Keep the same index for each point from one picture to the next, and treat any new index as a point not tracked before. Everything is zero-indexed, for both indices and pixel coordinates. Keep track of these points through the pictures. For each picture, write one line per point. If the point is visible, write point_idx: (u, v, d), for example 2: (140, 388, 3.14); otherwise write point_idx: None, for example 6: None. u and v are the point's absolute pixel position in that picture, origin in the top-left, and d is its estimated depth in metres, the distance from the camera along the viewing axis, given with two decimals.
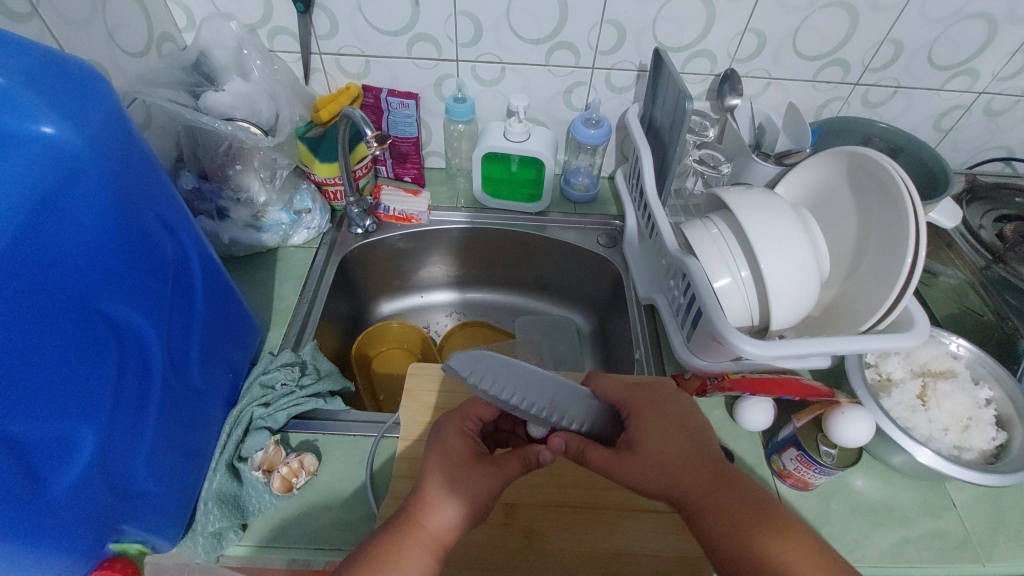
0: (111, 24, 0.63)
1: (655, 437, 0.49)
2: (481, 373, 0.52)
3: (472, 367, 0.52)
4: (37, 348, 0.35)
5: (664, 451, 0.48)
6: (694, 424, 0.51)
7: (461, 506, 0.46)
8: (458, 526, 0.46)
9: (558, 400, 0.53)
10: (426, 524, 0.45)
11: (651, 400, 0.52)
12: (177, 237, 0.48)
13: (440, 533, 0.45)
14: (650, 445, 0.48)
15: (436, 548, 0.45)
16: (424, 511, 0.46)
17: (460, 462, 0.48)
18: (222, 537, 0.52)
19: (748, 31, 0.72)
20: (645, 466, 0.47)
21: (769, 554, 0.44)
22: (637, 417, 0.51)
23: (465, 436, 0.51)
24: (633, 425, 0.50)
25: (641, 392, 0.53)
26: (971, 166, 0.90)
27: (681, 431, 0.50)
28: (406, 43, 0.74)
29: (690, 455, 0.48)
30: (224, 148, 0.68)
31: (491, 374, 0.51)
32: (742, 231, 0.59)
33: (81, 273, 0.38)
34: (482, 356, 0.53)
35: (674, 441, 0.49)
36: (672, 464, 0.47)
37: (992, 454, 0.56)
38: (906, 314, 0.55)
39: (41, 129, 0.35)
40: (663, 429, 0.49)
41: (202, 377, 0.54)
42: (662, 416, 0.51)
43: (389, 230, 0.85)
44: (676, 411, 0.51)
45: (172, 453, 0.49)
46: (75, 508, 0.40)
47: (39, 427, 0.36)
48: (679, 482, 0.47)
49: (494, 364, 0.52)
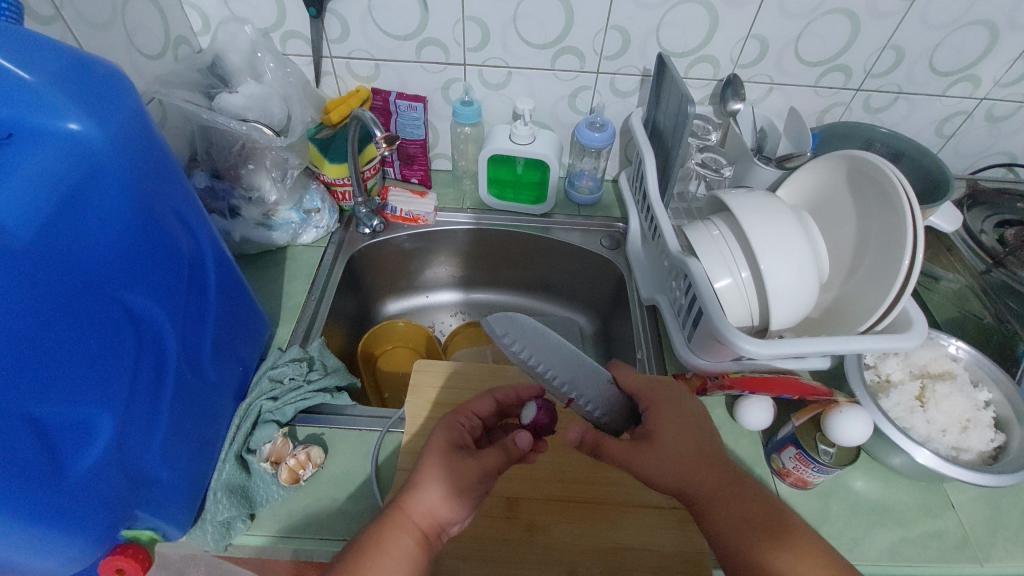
0: (131, 28, 0.65)
1: (673, 430, 0.50)
2: (512, 335, 0.56)
3: (507, 329, 0.56)
4: (60, 335, 0.37)
5: (681, 444, 0.49)
6: (706, 421, 0.52)
7: (438, 490, 0.47)
8: (438, 511, 0.47)
9: (579, 379, 0.55)
10: (406, 508, 0.47)
11: (669, 395, 0.53)
12: (193, 233, 0.50)
13: (420, 516, 0.47)
14: (668, 438, 0.49)
15: (415, 531, 0.46)
16: (407, 495, 0.47)
17: (439, 448, 0.50)
18: (231, 526, 0.53)
19: (750, 37, 0.73)
20: (662, 456, 0.48)
21: (776, 552, 0.44)
22: (656, 410, 0.52)
23: (452, 427, 0.52)
24: (652, 418, 0.51)
25: (660, 386, 0.54)
26: (973, 171, 0.90)
27: (695, 426, 0.51)
28: (415, 47, 0.76)
29: (704, 449, 0.49)
30: (237, 148, 0.70)
31: (522, 340, 0.55)
32: (742, 233, 0.60)
33: (101, 264, 0.40)
34: (516, 321, 0.57)
35: (690, 435, 0.50)
36: (687, 457, 0.48)
37: (991, 455, 0.57)
38: (905, 314, 0.56)
39: (67, 125, 0.37)
40: (680, 423, 0.51)
41: (214, 369, 0.55)
42: (678, 412, 0.52)
43: (396, 230, 0.87)
44: (691, 407, 0.53)
45: (184, 442, 0.51)
46: (92, 491, 0.41)
47: (60, 411, 0.37)
48: (694, 475, 0.48)
49: (524, 329, 0.56)
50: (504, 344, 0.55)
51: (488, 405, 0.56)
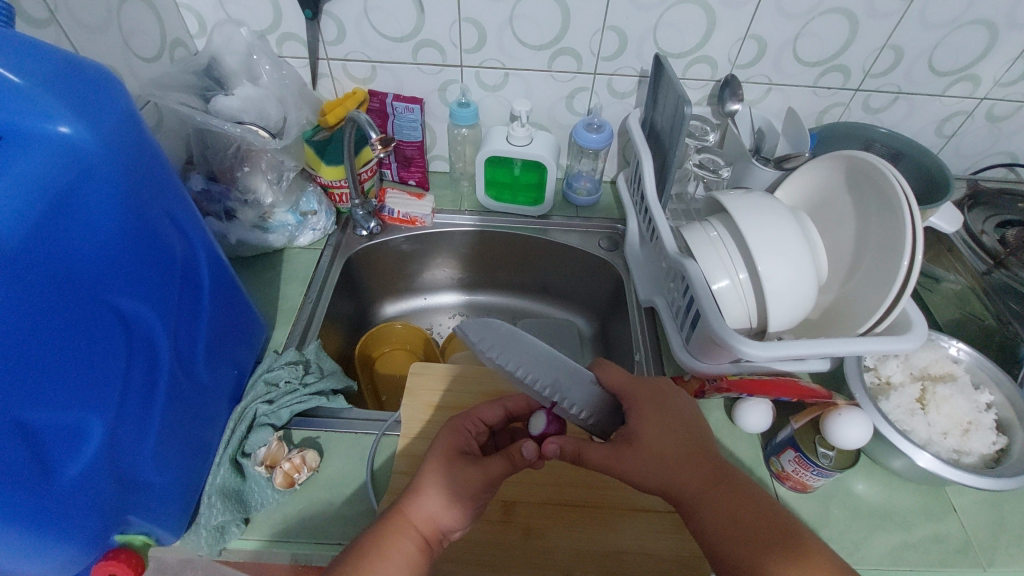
0: (126, 30, 0.65)
1: (655, 430, 0.49)
2: (488, 342, 0.54)
3: (481, 335, 0.54)
4: (49, 338, 0.37)
5: (663, 444, 0.49)
6: (693, 420, 0.51)
7: (441, 496, 0.47)
8: (439, 516, 0.47)
9: (560, 382, 0.54)
10: (408, 512, 0.46)
11: (652, 394, 0.52)
12: (186, 236, 0.50)
13: (421, 521, 0.46)
14: (649, 439, 0.49)
15: (416, 536, 0.46)
16: (408, 501, 0.47)
17: (442, 454, 0.49)
18: (225, 530, 0.53)
19: (748, 37, 0.73)
20: (643, 458, 0.48)
21: (768, 556, 0.44)
22: (638, 409, 0.51)
23: (457, 433, 0.52)
24: (633, 418, 0.50)
25: (642, 385, 0.53)
26: (974, 171, 0.89)
27: (679, 426, 0.50)
28: (411, 49, 0.76)
29: (688, 449, 0.49)
30: (233, 150, 0.70)
31: (499, 346, 0.54)
32: (739, 233, 0.60)
33: (92, 267, 0.40)
34: (491, 326, 0.56)
35: (673, 436, 0.49)
36: (670, 457, 0.48)
37: (992, 459, 0.56)
38: (905, 317, 0.55)
39: (58, 129, 0.36)
40: (662, 423, 0.50)
41: (208, 373, 0.55)
42: (663, 410, 0.51)
43: (394, 232, 0.87)
44: (676, 407, 0.52)
45: (178, 446, 0.50)
46: (84, 496, 0.41)
47: (49, 415, 0.37)
48: (676, 476, 0.48)
49: (499, 335, 0.55)
50: (480, 350, 0.53)
51: (496, 413, 0.56)
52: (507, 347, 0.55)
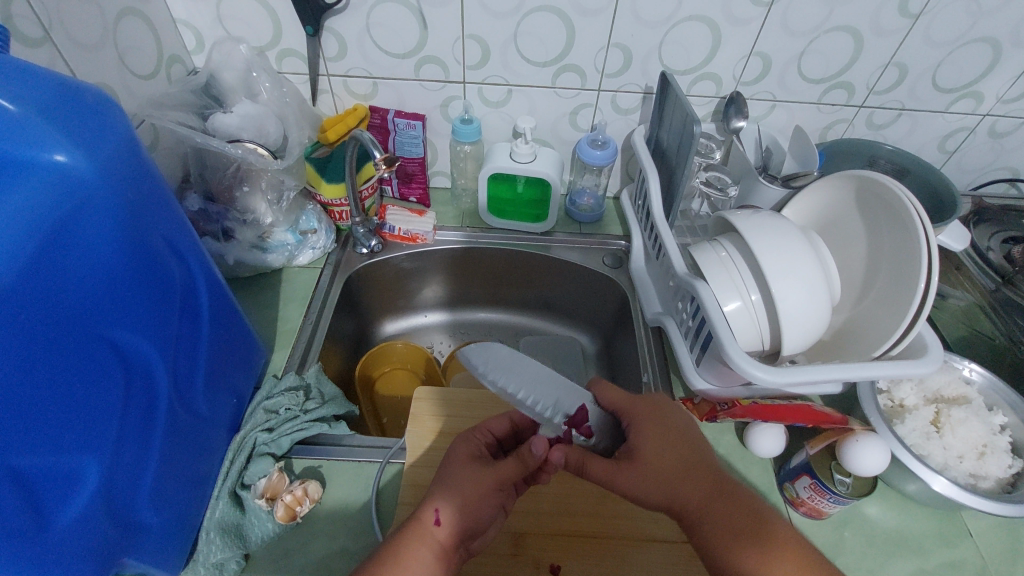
0: (122, 48, 0.63)
1: (654, 446, 0.48)
2: (490, 365, 0.52)
3: (483, 358, 0.52)
4: (41, 376, 0.34)
5: (665, 461, 0.47)
6: (694, 433, 0.50)
7: (457, 500, 0.45)
8: (456, 522, 0.45)
9: (564, 402, 0.52)
10: (424, 519, 0.44)
11: (652, 409, 0.51)
12: (186, 262, 0.48)
13: (438, 527, 0.44)
14: (649, 455, 0.47)
15: (435, 544, 0.43)
16: (425, 508, 0.45)
17: (457, 462, 0.48)
18: (224, 567, 0.51)
19: (753, 54, 0.73)
20: (646, 475, 0.47)
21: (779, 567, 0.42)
22: (638, 425, 0.50)
23: (473, 443, 0.51)
24: (636, 434, 0.49)
25: (644, 400, 0.52)
26: (976, 187, 0.90)
27: (681, 438, 0.49)
28: (414, 65, 0.75)
29: (691, 464, 0.48)
30: (232, 169, 0.68)
31: (501, 367, 0.52)
32: (752, 257, 0.59)
33: (88, 299, 0.38)
34: (493, 348, 0.53)
35: (676, 450, 0.48)
36: (671, 473, 0.47)
37: (1008, 483, 0.55)
38: (919, 339, 0.54)
39: (53, 158, 0.35)
40: (662, 439, 0.49)
41: (206, 403, 0.53)
42: (662, 424, 0.50)
43: (395, 249, 0.85)
44: (677, 420, 0.50)
45: (176, 482, 0.48)
46: (78, 542, 0.38)
47: (47, 460, 0.35)
48: (678, 490, 0.46)
49: (501, 357, 0.53)
50: (481, 374, 0.51)
51: (505, 425, 0.54)
52: (508, 368, 0.52)
